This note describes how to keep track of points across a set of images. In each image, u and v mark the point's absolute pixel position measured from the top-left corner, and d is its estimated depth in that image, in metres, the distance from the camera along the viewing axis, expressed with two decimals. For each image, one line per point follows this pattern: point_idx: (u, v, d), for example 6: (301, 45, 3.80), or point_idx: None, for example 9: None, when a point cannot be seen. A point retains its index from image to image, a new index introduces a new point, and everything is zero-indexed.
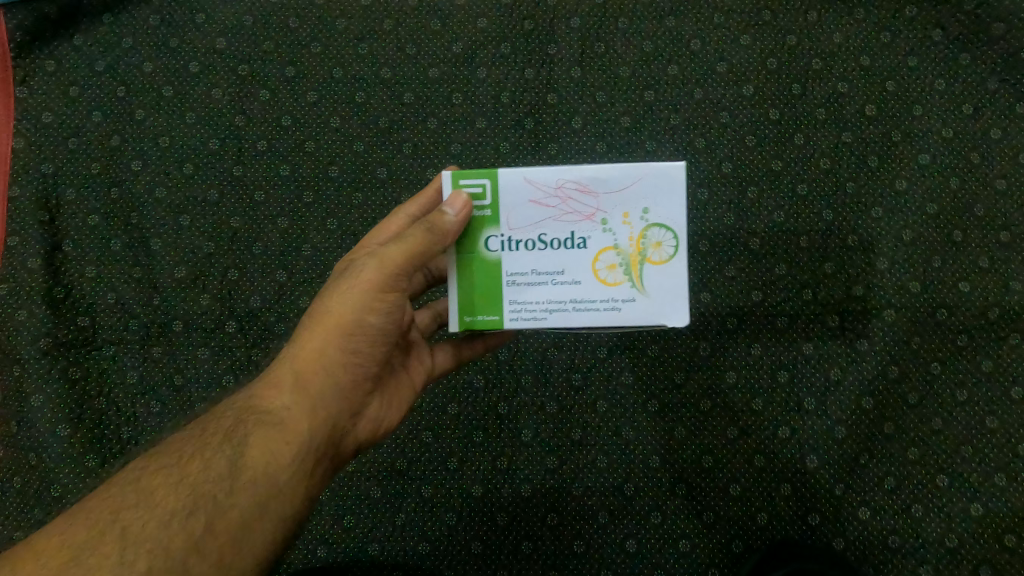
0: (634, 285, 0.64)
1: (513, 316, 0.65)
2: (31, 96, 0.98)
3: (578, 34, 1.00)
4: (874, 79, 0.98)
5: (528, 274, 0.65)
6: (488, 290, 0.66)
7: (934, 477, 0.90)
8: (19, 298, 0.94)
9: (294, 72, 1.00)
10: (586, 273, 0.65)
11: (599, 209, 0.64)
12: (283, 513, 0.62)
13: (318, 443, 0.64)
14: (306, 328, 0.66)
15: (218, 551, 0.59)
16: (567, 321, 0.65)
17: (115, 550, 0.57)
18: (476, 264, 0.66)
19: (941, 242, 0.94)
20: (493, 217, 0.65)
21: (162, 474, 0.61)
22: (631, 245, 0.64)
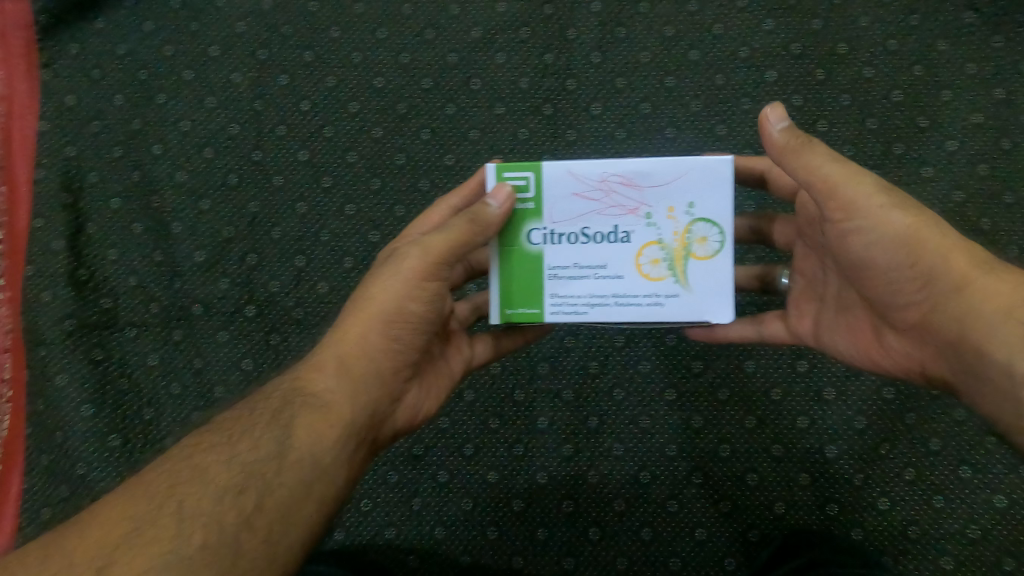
0: (677, 280, 0.64)
1: (554, 310, 0.66)
2: (55, 79, 0.99)
3: (598, 19, 0.99)
4: (901, 63, 0.96)
5: (570, 267, 0.65)
6: (529, 284, 0.66)
7: (956, 470, 0.89)
8: (42, 279, 0.95)
9: (313, 56, 1.00)
10: (630, 268, 0.65)
11: (644, 203, 0.64)
12: (327, 495, 0.60)
13: (361, 429, 0.64)
14: (350, 314, 0.67)
15: (267, 531, 0.56)
16: (609, 315, 0.65)
17: (171, 524, 0.54)
18: (518, 258, 0.66)
19: (968, 231, 0.92)
20: (536, 210, 0.65)
21: (210, 451, 0.59)
22: (676, 240, 0.64)
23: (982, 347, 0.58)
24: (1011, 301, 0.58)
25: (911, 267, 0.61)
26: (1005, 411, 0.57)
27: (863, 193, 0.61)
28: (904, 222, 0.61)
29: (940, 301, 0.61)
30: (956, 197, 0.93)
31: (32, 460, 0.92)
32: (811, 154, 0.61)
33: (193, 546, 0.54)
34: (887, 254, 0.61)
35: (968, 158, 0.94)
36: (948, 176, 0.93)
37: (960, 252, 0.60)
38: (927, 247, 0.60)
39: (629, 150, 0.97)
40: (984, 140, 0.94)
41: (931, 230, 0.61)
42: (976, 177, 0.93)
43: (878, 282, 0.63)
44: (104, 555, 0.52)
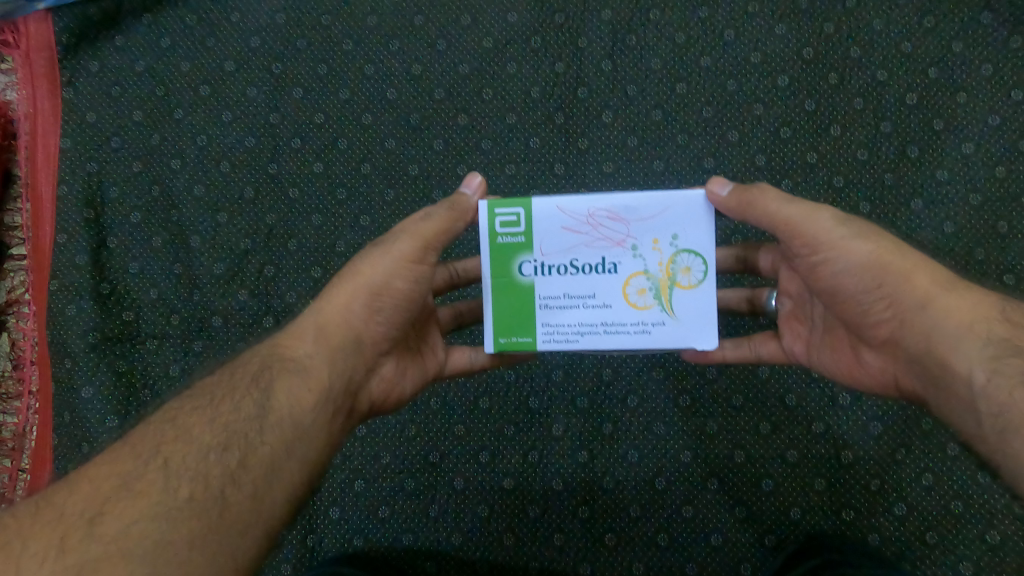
0: (664, 309, 0.66)
1: (546, 338, 0.67)
2: (76, 97, 1.01)
3: (609, 27, 1.00)
4: (915, 66, 0.96)
5: (560, 297, 0.67)
6: (522, 312, 0.68)
7: (975, 474, 0.88)
8: (66, 293, 0.97)
9: (327, 69, 1.01)
10: (618, 297, 0.66)
11: (630, 236, 0.65)
12: (307, 458, 0.61)
13: (339, 397, 0.65)
14: (334, 286, 0.69)
15: (252, 486, 0.56)
16: (598, 343, 0.67)
17: (159, 478, 0.55)
18: (509, 288, 0.67)
19: (984, 234, 0.91)
20: (527, 243, 0.67)
21: (193, 413, 0.60)
22: (660, 271, 0.65)
23: (945, 362, 0.60)
24: (970, 316, 0.60)
25: (876, 289, 0.64)
26: (969, 423, 0.59)
27: (823, 227, 0.65)
28: (866, 249, 0.64)
29: (905, 319, 0.63)
30: (973, 200, 0.92)
31: (59, 469, 0.94)
32: (764, 197, 0.66)
33: (180, 497, 0.54)
34: (854, 279, 0.64)
35: (986, 160, 0.93)
36: (965, 179, 0.93)
37: (921, 272, 0.64)
38: (890, 270, 0.63)
39: (641, 158, 0.97)
40: (1002, 142, 0.93)
41: (893, 255, 0.64)
42: (994, 180, 0.92)
43: (847, 304, 0.66)
44: (95, 508, 0.53)
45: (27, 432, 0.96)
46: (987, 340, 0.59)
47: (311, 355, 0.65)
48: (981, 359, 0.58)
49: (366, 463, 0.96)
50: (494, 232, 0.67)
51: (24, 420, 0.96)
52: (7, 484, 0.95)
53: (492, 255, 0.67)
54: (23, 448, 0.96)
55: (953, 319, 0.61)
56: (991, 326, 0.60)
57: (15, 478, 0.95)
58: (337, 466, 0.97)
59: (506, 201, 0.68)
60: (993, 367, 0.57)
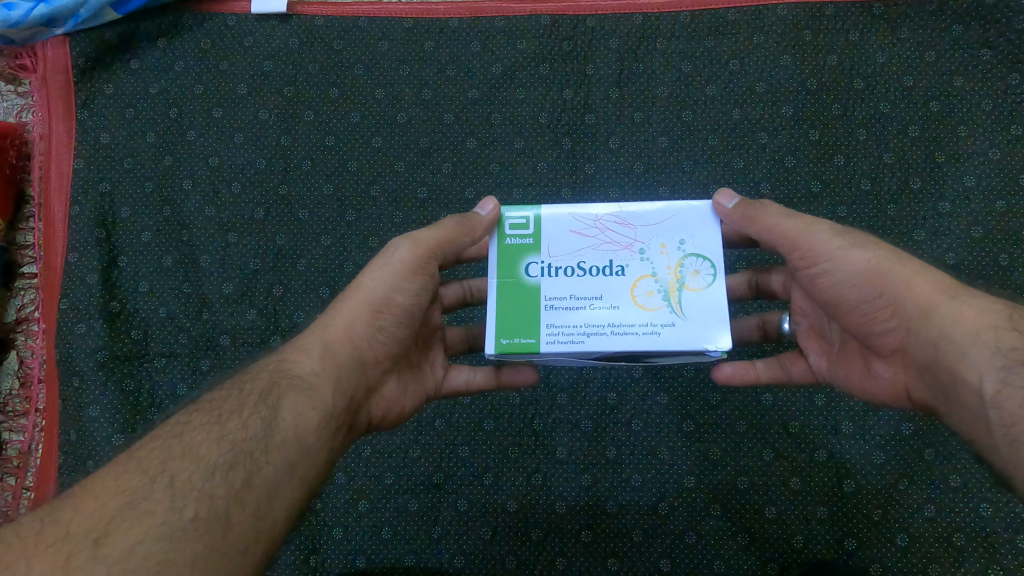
0: (673, 309, 0.64)
1: (550, 340, 0.65)
2: (91, 118, 1.03)
3: (616, 56, 1.01)
4: (917, 98, 0.97)
5: (567, 299, 0.66)
6: (525, 312, 0.66)
7: (976, 505, 0.89)
8: (76, 311, 0.97)
9: (338, 92, 1.03)
10: (625, 299, 0.65)
11: (637, 240, 0.67)
12: (310, 476, 0.61)
13: (341, 414, 0.66)
14: (338, 304, 0.70)
15: (255, 505, 0.57)
16: (604, 344, 0.64)
17: (165, 497, 0.54)
18: (515, 288, 0.67)
19: (987, 264, 0.92)
20: (534, 245, 0.68)
21: (201, 430, 0.60)
22: (668, 274, 0.65)
23: (955, 371, 0.61)
24: (977, 324, 0.61)
25: (877, 297, 0.65)
26: (982, 436, 0.59)
27: (820, 238, 0.67)
28: (864, 258, 0.66)
29: (912, 326, 0.64)
30: (975, 232, 0.93)
31: (60, 489, 0.93)
32: (766, 213, 0.68)
33: (185, 518, 0.53)
34: (855, 288, 0.66)
35: (987, 193, 0.94)
36: (966, 211, 0.94)
37: (922, 279, 0.64)
38: (890, 276, 0.65)
39: (647, 184, 0.98)
40: (1002, 175, 0.94)
41: (891, 262, 0.65)
42: (995, 213, 0.93)
43: (852, 314, 0.67)
44: (99, 527, 0.52)
45: (33, 450, 0.96)
46: (995, 349, 0.59)
47: (316, 371, 0.65)
48: (990, 369, 0.58)
49: (370, 483, 0.97)
50: (502, 234, 0.69)
51: (29, 438, 0.97)
52: (10, 501, 0.95)
53: (498, 256, 0.68)
54: (27, 466, 0.96)
55: (960, 327, 0.61)
56: (999, 334, 0.59)
57: (18, 495, 0.95)
58: (342, 486, 0.97)
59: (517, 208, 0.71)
60: (1004, 378, 0.57)
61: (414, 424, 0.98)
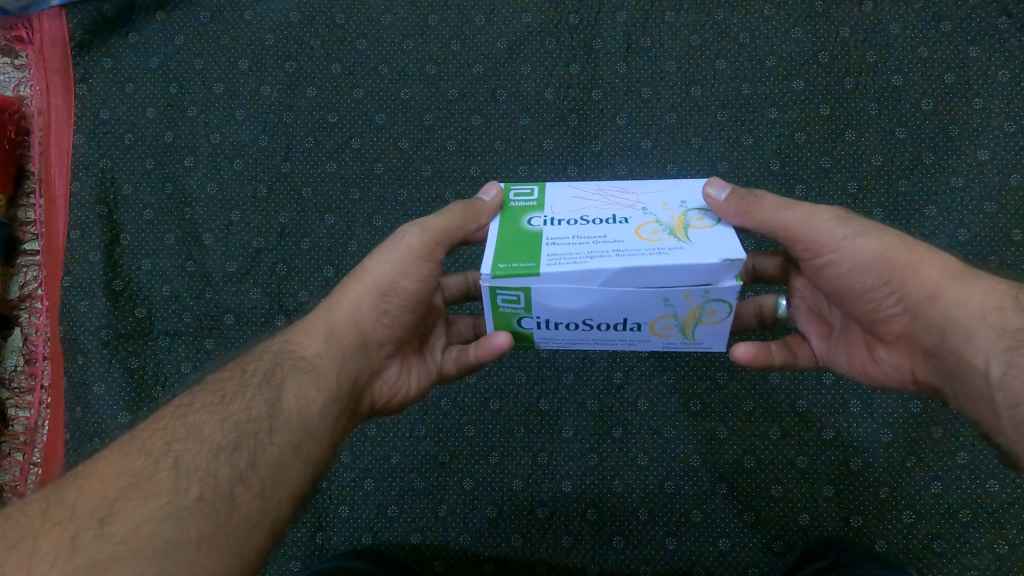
0: (680, 239, 0.60)
1: (551, 263, 0.59)
2: (89, 93, 1.01)
3: (624, 29, 0.99)
4: (932, 72, 0.95)
5: (568, 239, 0.62)
6: (525, 248, 0.62)
7: (982, 483, 0.89)
8: (79, 289, 0.97)
9: (340, 68, 1.01)
10: (629, 235, 0.61)
11: (639, 201, 0.66)
12: (314, 457, 0.61)
13: (342, 397, 0.65)
14: (343, 286, 0.70)
15: (261, 485, 0.56)
16: (610, 263, 0.57)
17: (169, 477, 0.54)
18: (516, 234, 0.64)
19: (1000, 240, 0.90)
20: (538, 206, 0.68)
21: (205, 410, 0.60)
22: (672, 220, 0.63)
23: (961, 355, 0.60)
24: (982, 306, 0.60)
25: (884, 284, 0.64)
26: (985, 414, 0.59)
27: (825, 227, 0.65)
28: (871, 246, 0.64)
29: (918, 312, 0.63)
30: (988, 208, 0.92)
31: (66, 467, 0.93)
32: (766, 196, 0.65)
33: (189, 497, 0.53)
34: (861, 278, 0.64)
35: (1001, 168, 0.92)
36: (979, 187, 0.92)
37: (929, 264, 0.63)
38: (897, 263, 0.63)
39: (654, 161, 0.96)
40: (1016, 150, 0.93)
41: (898, 249, 0.64)
42: (1010, 188, 0.92)
43: (857, 302, 0.66)
44: (105, 505, 0.52)
45: (39, 426, 0.96)
46: (1001, 330, 0.58)
47: (320, 349, 0.65)
48: (997, 351, 0.58)
49: (377, 463, 0.96)
50: (506, 199, 0.69)
51: (35, 414, 0.97)
52: (17, 477, 0.95)
53: (502, 217, 0.68)
54: (34, 444, 0.96)
55: (964, 309, 0.60)
56: (1004, 316, 0.59)
57: (26, 471, 0.95)
58: (347, 465, 0.97)
59: (520, 185, 0.72)
60: (1009, 358, 0.57)
61: (420, 404, 0.97)
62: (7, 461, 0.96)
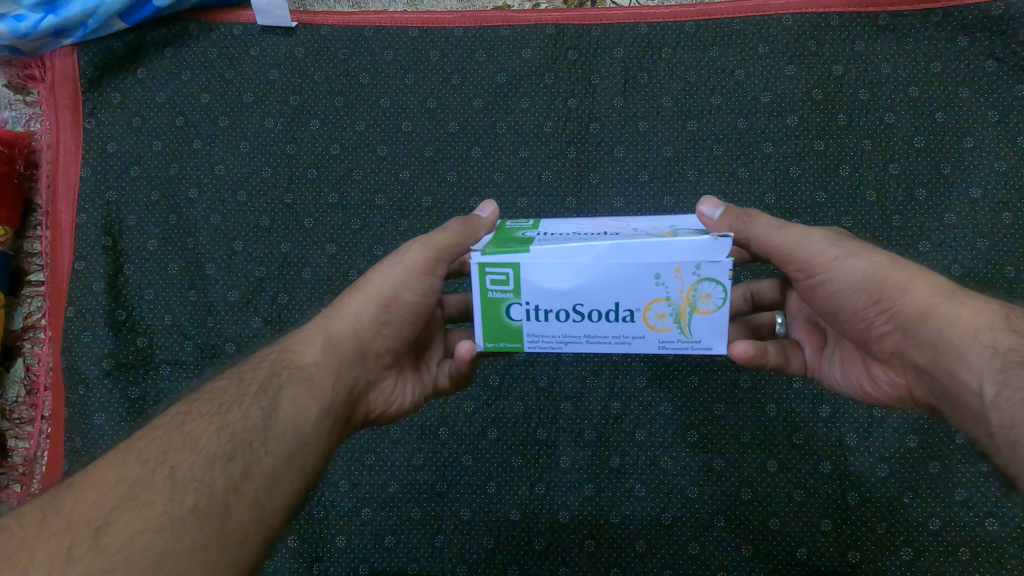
0: (667, 233, 0.63)
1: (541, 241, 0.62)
2: (98, 127, 1.03)
3: (621, 65, 1.01)
4: (923, 109, 0.97)
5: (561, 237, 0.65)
6: (519, 241, 0.65)
7: (981, 519, 0.89)
8: (82, 319, 0.98)
9: (343, 102, 1.03)
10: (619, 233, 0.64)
11: (631, 222, 0.69)
12: (307, 467, 0.62)
13: (339, 407, 0.66)
14: (343, 297, 0.72)
15: (254, 495, 0.56)
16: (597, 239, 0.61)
17: (165, 487, 0.54)
18: (512, 238, 0.68)
19: (992, 275, 0.92)
20: (534, 227, 0.72)
21: (202, 420, 0.60)
22: (661, 229, 0.66)
23: (954, 373, 0.61)
24: (973, 325, 0.60)
25: (874, 303, 0.65)
26: (981, 434, 0.59)
27: (815, 249, 0.67)
28: (862, 266, 0.66)
29: (909, 330, 0.64)
30: (980, 244, 0.93)
31: None
32: (756, 223, 0.68)
33: (184, 507, 0.53)
34: (852, 296, 0.66)
35: (992, 204, 0.94)
36: (971, 223, 0.94)
37: (919, 282, 0.64)
38: (886, 283, 0.65)
39: (652, 194, 0.98)
40: (1007, 186, 0.94)
41: (889, 269, 0.65)
42: (1001, 225, 0.93)
43: (850, 320, 0.68)
44: (101, 516, 0.52)
45: (39, 456, 0.97)
46: (993, 350, 0.58)
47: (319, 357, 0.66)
48: (988, 371, 0.58)
49: (375, 491, 0.96)
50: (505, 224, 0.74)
51: (35, 444, 0.97)
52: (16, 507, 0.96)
53: (500, 233, 0.71)
54: (32, 474, 0.97)
55: (957, 328, 0.61)
56: (996, 335, 0.59)
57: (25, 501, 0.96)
58: (345, 494, 0.96)
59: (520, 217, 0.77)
60: (1002, 379, 0.57)
61: (419, 433, 0.97)
62: (6, 491, 0.96)
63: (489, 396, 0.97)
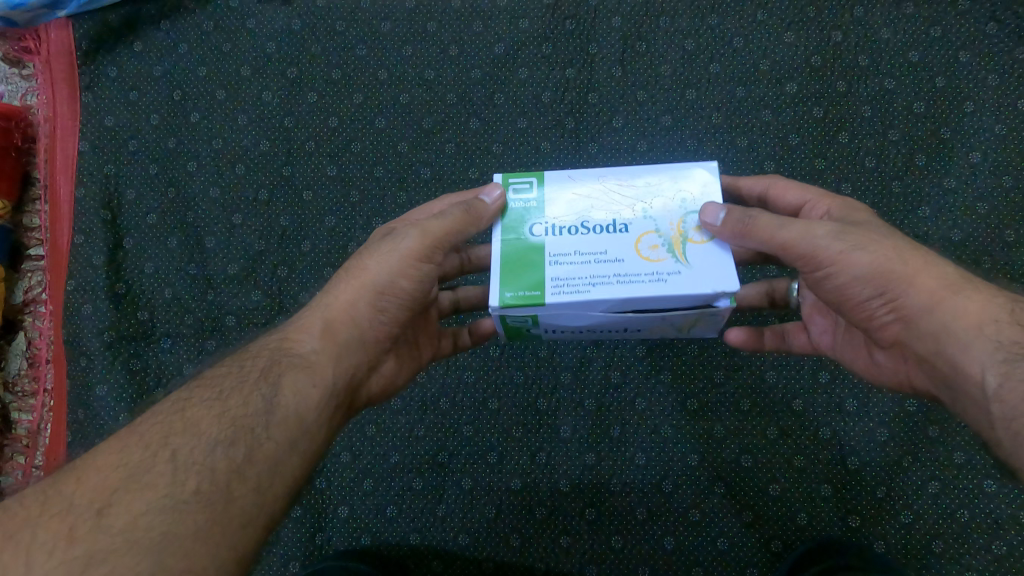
0: (677, 259, 0.63)
1: (556, 292, 0.62)
2: (95, 101, 1.03)
3: (619, 34, 1.01)
4: (923, 75, 0.97)
5: (572, 255, 0.65)
6: (532, 270, 0.64)
7: (981, 483, 0.89)
8: (82, 292, 0.98)
9: (340, 74, 1.03)
10: (629, 253, 0.64)
11: (639, 202, 0.67)
12: (310, 451, 0.62)
13: (340, 393, 0.66)
14: (339, 282, 0.70)
15: (257, 480, 0.57)
16: (611, 293, 0.62)
17: (167, 471, 0.55)
18: (522, 249, 0.66)
19: (996, 239, 0.91)
20: (540, 207, 0.69)
21: (201, 406, 0.60)
22: (671, 229, 0.65)
23: (956, 364, 0.61)
24: (978, 318, 0.61)
25: (879, 296, 0.64)
26: (984, 426, 0.59)
27: (820, 245, 0.64)
28: (867, 260, 0.63)
29: (913, 322, 0.64)
30: (981, 208, 0.93)
31: None
32: (758, 217, 0.63)
33: (186, 490, 0.54)
34: (856, 289, 0.64)
35: (993, 169, 0.94)
36: (972, 188, 0.93)
37: (924, 273, 0.64)
38: (891, 276, 0.63)
39: (652, 162, 0.97)
40: (1007, 150, 0.94)
41: (895, 262, 0.64)
42: (1003, 189, 0.93)
43: (852, 310, 0.67)
44: (102, 499, 0.53)
45: (42, 429, 0.97)
46: (998, 342, 0.59)
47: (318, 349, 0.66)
48: (992, 364, 0.58)
49: (377, 462, 0.97)
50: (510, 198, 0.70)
51: (38, 417, 0.98)
52: (18, 481, 0.96)
53: (505, 223, 0.68)
54: (36, 447, 0.97)
55: (962, 321, 0.61)
56: (1001, 327, 0.60)
57: (28, 473, 0.96)
58: (347, 466, 0.97)
59: (522, 174, 0.72)
60: (1007, 370, 0.57)
61: (421, 404, 0.98)
62: (9, 463, 0.96)
63: (490, 366, 0.98)
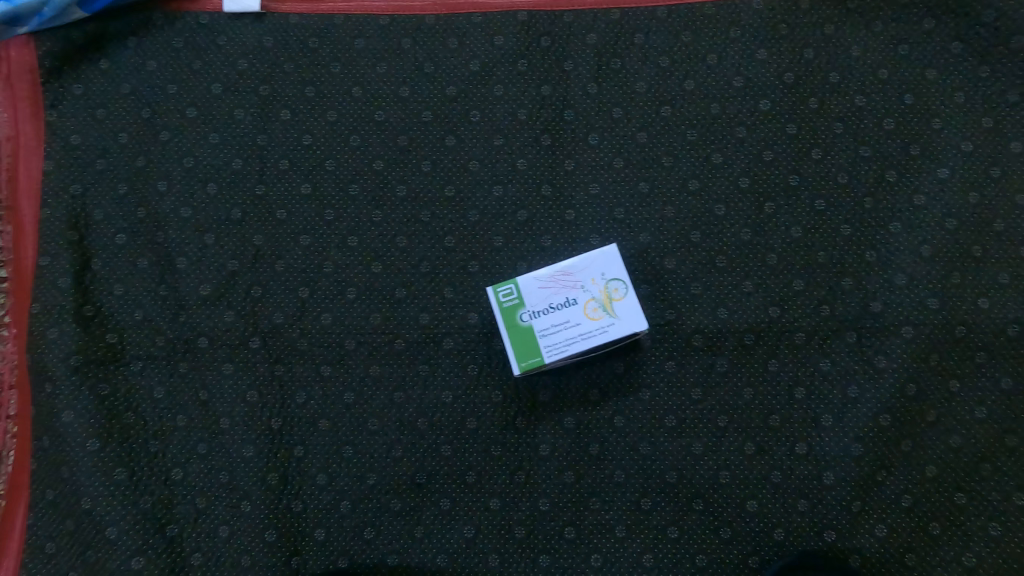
0: (610, 315, 0.90)
1: (550, 354, 0.89)
2: (60, 119, 1.01)
3: (593, 51, 1.01)
4: (892, 93, 0.98)
5: (550, 331, 0.90)
6: (529, 342, 0.90)
7: (951, 495, 0.91)
8: (48, 316, 0.96)
9: (314, 91, 1.02)
10: (582, 318, 0.90)
11: (577, 280, 0.90)
12: None
13: None
14: None
15: None
16: (580, 347, 0.89)
17: None
18: (517, 331, 0.90)
19: (959, 256, 0.95)
20: (515, 301, 0.90)
21: None
22: (601, 293, 0.90)
23: None
24: None
25: None
26: None
27: None
28: None
29: None
30: (947, 225, 0.95)
31: (38, 497, 0.93)
32: None
33: None
34: None
35: (959, 186, 0.96)
36: (939, 204, 0.96)
37: None
38: None
39: (626, 181, 0.98)
40: (972, 168, 0.96)
41: None
42: (967, 205, 0.96)
43: None
44: None
45: None
46: None
47: None
48: None
49: (352, 484, 0.94)
50: (497, 297, 0.91)
51: None
52: None
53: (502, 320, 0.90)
54: None
55: None
56: None
57: None
58: (323, 488, 0.94)
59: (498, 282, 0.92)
60: None
61: (396, 423, 0.95)
62: None
63: (467, 385, 0.96)
